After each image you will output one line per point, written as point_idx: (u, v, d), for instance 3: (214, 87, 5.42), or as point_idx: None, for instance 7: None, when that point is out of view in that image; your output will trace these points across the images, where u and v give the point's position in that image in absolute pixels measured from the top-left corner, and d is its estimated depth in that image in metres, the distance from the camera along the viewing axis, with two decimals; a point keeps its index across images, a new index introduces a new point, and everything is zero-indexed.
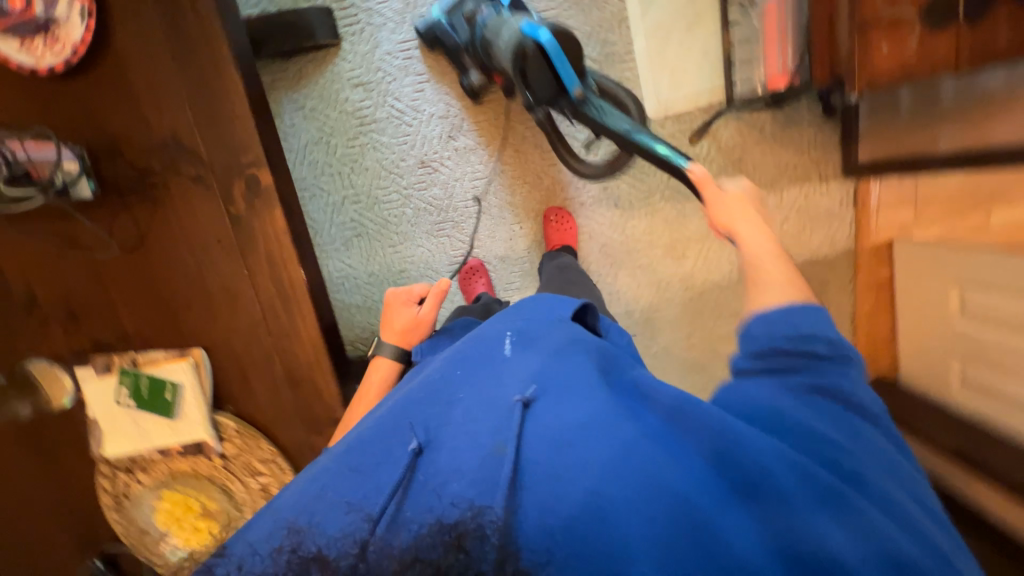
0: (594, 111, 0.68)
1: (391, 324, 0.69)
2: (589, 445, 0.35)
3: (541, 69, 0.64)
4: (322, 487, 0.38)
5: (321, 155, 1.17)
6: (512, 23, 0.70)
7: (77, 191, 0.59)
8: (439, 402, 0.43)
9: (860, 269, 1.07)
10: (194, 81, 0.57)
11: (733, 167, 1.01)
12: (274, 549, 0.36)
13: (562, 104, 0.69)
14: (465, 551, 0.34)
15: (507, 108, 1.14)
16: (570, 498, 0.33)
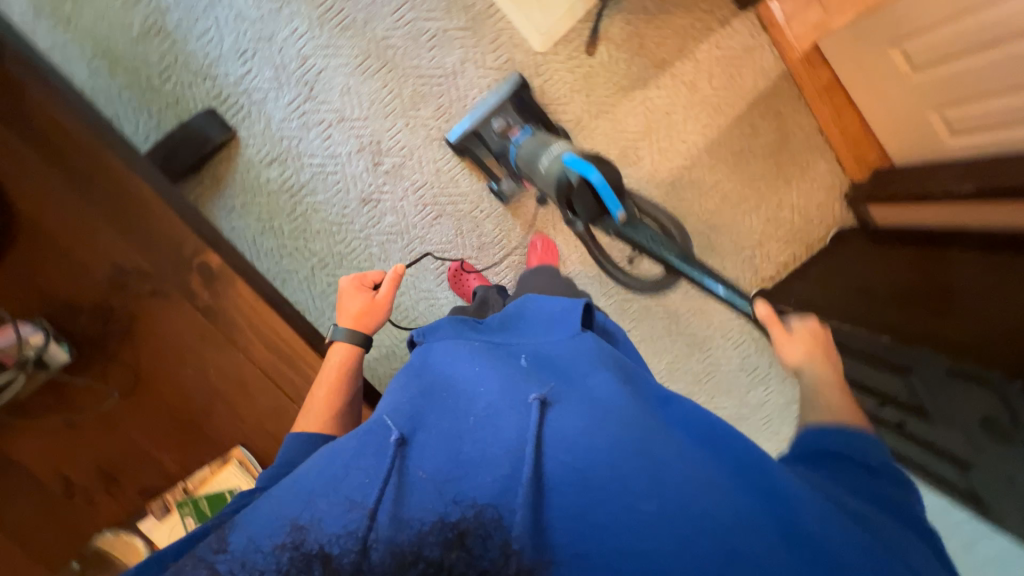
0: (629, 228, 0.89)
1: (347, 310, 0.73)
2: (592, 437, 0.49)
3: (593, 199, 0.83)
4: (345, 472, 0.51)
5: (272, 242, 1.19)
6: (555, 160, 0.89)
7: (53, 357, 0.60)
8: (460, 406, 0.57)
9: (804, 83, 1.21)
10: (108, 207, 0.62)
11: (637, 53, 1.17)
12: (277, 545, 0.46)
13: (605, 226, 0.88)
14: (466, 546, 0.42)
15: (411, 110, 1.16)
16: (572, 489, 0.45)
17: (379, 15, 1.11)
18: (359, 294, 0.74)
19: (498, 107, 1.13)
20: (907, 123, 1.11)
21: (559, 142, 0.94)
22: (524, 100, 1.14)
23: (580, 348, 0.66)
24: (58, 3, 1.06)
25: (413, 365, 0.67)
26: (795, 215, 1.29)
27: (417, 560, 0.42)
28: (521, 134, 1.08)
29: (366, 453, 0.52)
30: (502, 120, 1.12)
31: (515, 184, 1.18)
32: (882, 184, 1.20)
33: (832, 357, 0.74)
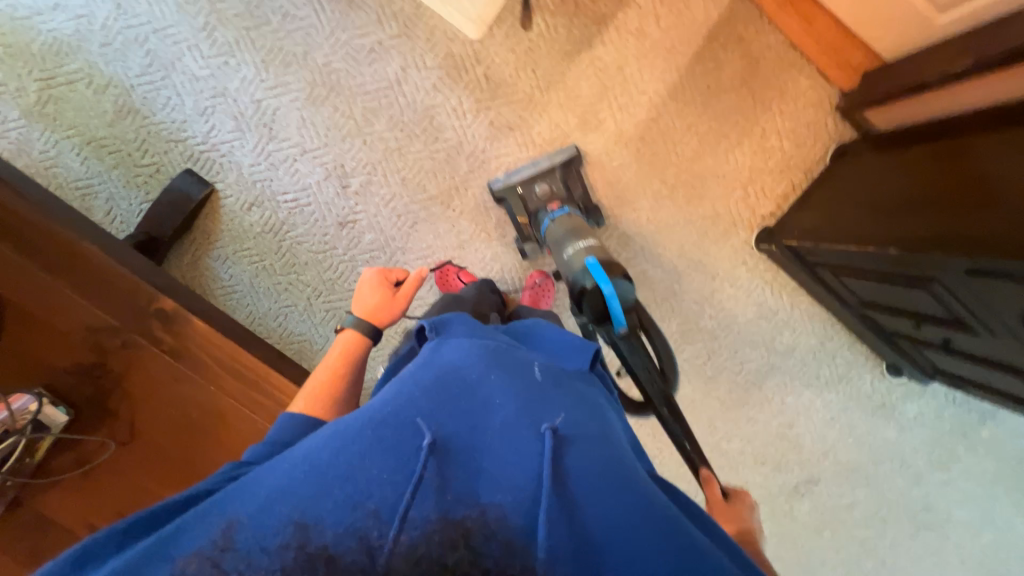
0: (627, 345, 0.91)
1: (364, 300, 0.90)
2: (606, 475, 0.53)
3: (600, 306, 0.89)
4: (360, 464, 0.49)
5: (268, 281, 1.26)
6: (578, 253, 0.94)
7: (51, 419, 0.67)
8: (483, 415, 0.57)
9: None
10: (83, 285, 0.73)
11: (576, 14, 1.13)
12: (281, 544, 0.44)
13: (604, 332, 0.92)
14: (471, 545, 0.44)
15: (363, 128, 1.19)
16: (596, 523, 0.48)
17: (317, 44, 1.15)
18: (378, 288, 0.91)
19: (545, 171, 1.16)
20: (888, 7, 0.98)
21: (591, 240, 0.98)
22: (571, 174, 1.17)
23: (585, 389, 0.71)
24: (42, 106, 1.17)
25: (424, 357, 0.65)
26: (784, 141, 1.19)
27: (421, 558, 0.43)
28: (558, 211, 1.10)
29: (387, 450, 0.51)
30: (546, 188, 1.14)
31: (538, 249, 1.21)
32: (873, 89, 1.08)
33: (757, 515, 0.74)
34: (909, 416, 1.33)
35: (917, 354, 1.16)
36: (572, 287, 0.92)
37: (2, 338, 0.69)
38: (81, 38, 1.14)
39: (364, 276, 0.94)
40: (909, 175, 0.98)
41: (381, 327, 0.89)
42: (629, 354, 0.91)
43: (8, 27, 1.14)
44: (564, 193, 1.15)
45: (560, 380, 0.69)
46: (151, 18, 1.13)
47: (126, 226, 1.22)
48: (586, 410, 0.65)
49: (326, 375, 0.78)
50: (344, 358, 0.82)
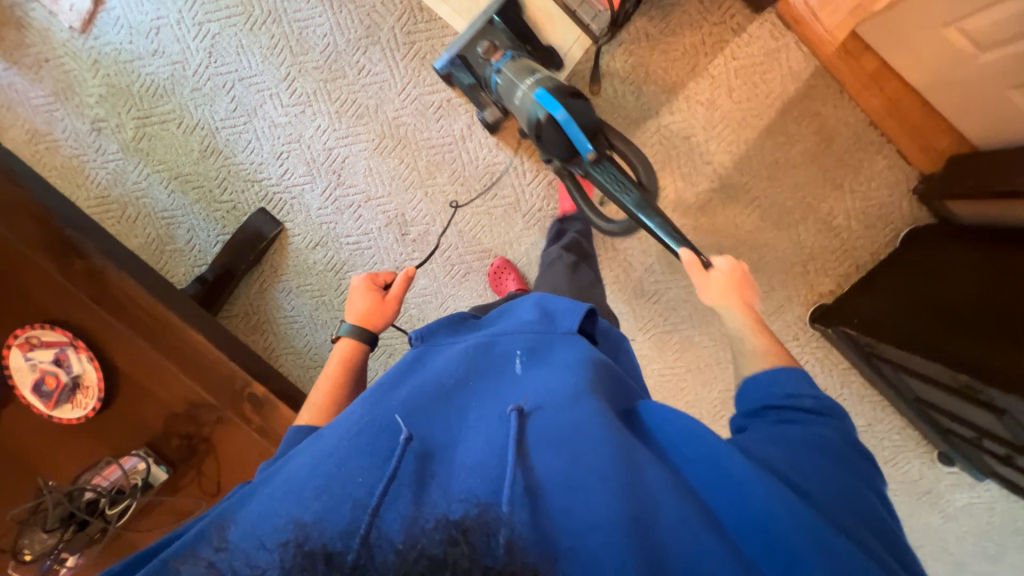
0: (602, 172, 0.88)
1: (355, 307, 0.87)
2: (579, 445, 0.47)
3: (560, 136, 0.85)
4: (340, 469, 0.46)
5: (326, 314, 1.33)
6: (528, 89, 0.88)
7: (155, 477, 0.72)
8: (459, 414, 0.55)
9: (845, 78, 1.08)
10: (173, 353, 0.71)
11: (646, 82, 1.12)
12: (280, 542, 0.40)
13: (574, 166, 0.90)
14: (471, 543, 0.37)
15: (427, 179, 1.22)
16: (564, 499, 0.43)
17: (388, 99, 1.19)
18: (368, 292, 0.88)
19: (483, 28, 1.03)
20: (985, 102, 0.94)
21: (542, 72, 0.91)
22: (508, 17, 1.04)
23: (576, 352, 0.61)
24: (137, 142, 1.27)
25: (412, 361, 0.64)
26: (852, 221, 1.15)
27: (420, 555, 0.36)
28: (502, 60, 0.99)
29: (366, 451, 0.48)
30: (486, 43, 1.00)
31: (499, 114, 1.11)
32: (957, 178, 1.03)
33: (743, 293, 0.80)
34: (957, 505, 1.28)
35: (975, 455, 1.10)
36: (529, 129, 0.88)
37: (115, 401, 0.73)
38: (174, 82, 1.22)
39: (352, 282, 0.91)
40: (953, 285, 0.98)
41: (376, 331, 0.86)
42: (604, 180, 0.87)
43: (113, 69, 1.23)
44: (507, 43, 1.03)
45: (545, 357, 0.62)
46: (238, 67, 1.20)
47: (204, 256, 1.31)
48: (572, 375, 0.56)
49: (327, 383, 0.76)
50: (342, 365, 0.79)
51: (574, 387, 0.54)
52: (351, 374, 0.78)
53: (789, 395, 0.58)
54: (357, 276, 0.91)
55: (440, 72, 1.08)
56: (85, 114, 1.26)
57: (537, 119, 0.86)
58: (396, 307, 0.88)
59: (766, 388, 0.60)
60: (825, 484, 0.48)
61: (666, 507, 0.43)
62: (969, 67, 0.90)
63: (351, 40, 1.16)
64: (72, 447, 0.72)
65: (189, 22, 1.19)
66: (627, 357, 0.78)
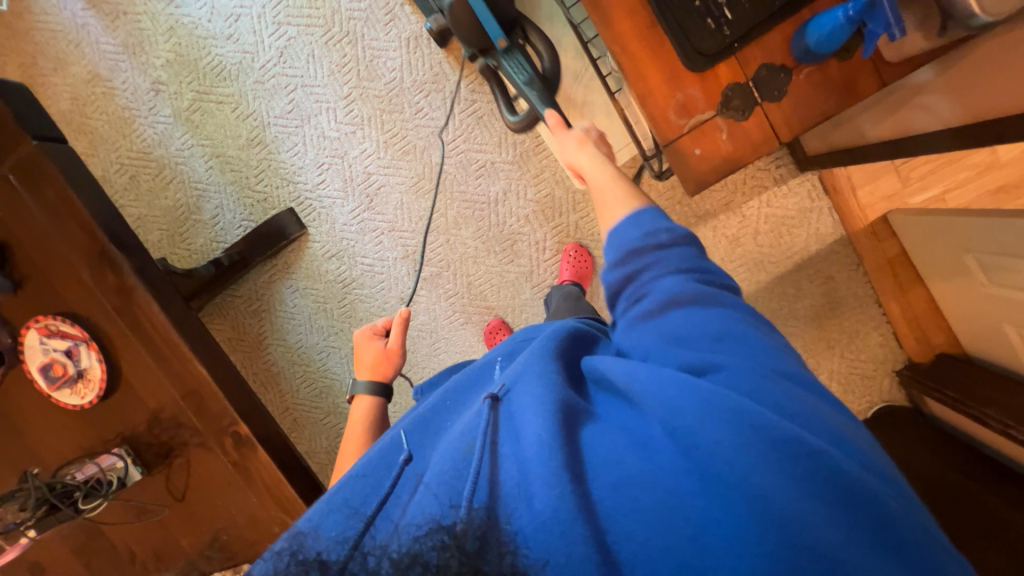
0: (510, 61, 0.98)
1: (364, 361, 0.92)
2: (524, 420, 0.49)
3: (465, 16, 0.93)
4: (340, 488, 0.56)
5: (324, 320, 1.38)
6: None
7: (129, 477, 0.77)
8: (440, 429, 0.61)
9: (865, 255, 1.12)
10: (167, 369, 0.74)
11: (680, 201, 1.16)
12: (279, 551, 0.51)
13: (489, 55, 1.01)
14: (460, 547, 0.44)
15: (452, 229, 1.26)
16: (515, 473, 0.47)
17: (436, 145, 1.22)
18: (373, 344, 0.94)
19: None
20: (986, 325, 0.98)
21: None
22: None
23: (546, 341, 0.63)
24: (189, 112, 1.30)
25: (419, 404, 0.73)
26: (833, 383, 1.19)
27: (412, 562, 0.45)
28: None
29: (366, 475, 0.57)
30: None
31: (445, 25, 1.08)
32: (939, 378, 1.07)
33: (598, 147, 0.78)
34: None
35: None
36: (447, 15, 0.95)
37: (109, 398, 0.77)
38: (240, 69, 1.26)
39: (357, 338, 0.97)
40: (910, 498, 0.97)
41: (387, 380, 0.92)
42: (508, 67, 0.98)
43: (185, 40, 1.26)
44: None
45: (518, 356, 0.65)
46: (304, 74, 1.23)
47: (224, 235, 1.35)
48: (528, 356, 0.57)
49: (354, 444, 0.83)
50: (366, 422, 0.86)
51: (528, 364, 0.55)
52: (375, 429, 0.85)
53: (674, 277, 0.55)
54: (358, 332, 0.97)
55: None
56: (148, 73, 1.30)
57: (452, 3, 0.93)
58: (402, 351, 0.93)
59: (625, 238, 0.58)
60: (742, 358, 0.47)
61: (600, 452, 0.45)
62: (978, 290, 0.95)
63: (417, 80, 1.19)
64: (66, 427, 0.77)
65: (269, 19, 1.22)
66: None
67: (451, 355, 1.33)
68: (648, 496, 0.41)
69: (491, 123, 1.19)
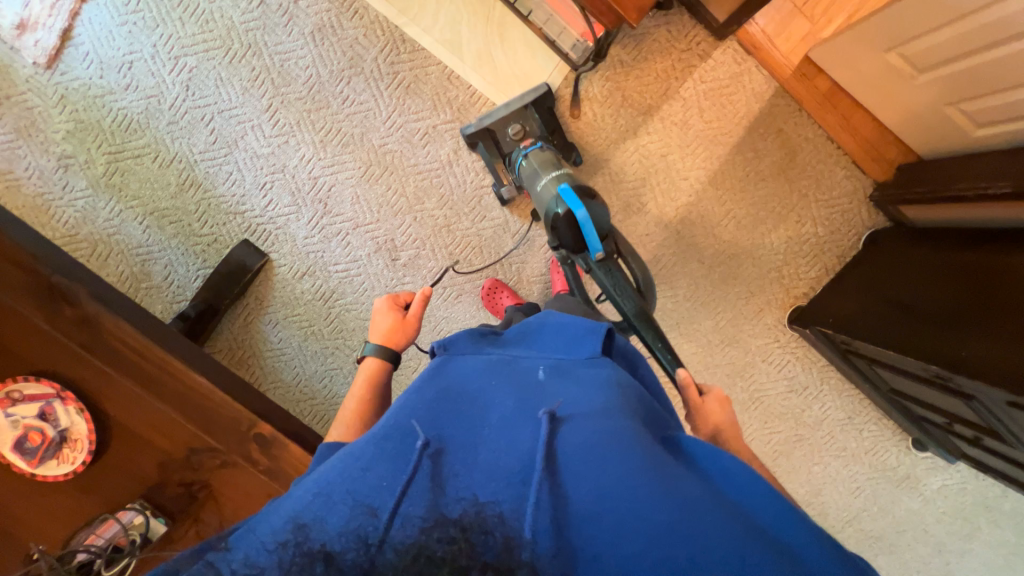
0: (603, 273, 0.89)
1: (378, 327, 0.87)
2: (608, 455, 0.47)
3: (575, 233, 0.87)
4: (363, 476, 0.48)
5: (317, 345, 1.29)
6: (550, 182, 0.93)
7: (153, 531, 0.68)
8: (481, 419, 0.56)
9: (803, 97, 1.18)
10: (168, 395, 0.69)
11: (623, 103, 1.18)
12: (280, 541, 0.43)
13: (580, 259, 0.92)
14: (468, 540, 0.41)
15: (416, 204, 1.23)
16: (588, 494, 0.44)
17: (374, 127, 1.20)
18: (389, 313, 0.89)
19: (517, 110, 1.12)
20: (925, 115, 1.04)
21: (564, 168, 0.97)
22: (545, 111, 1.14)
23: (602, 373, 0.63)
24: (108, 177, 1.22)
25: (434, 369, 0.64)
26: (819, 227, 1.23)
27: (420, 554, 0.40)
28: (531, 147, 1.06)
29: (386, 458, 0.50)
30: (519, 127, 1.10)
31: (516, 191, 1.18)
32: (909, 187, 1.12)
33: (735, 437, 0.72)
34: (933, 488, 1.33)
35: (942, 437, 1.19)
36: (545, 216, 0.92)
37: (105, 453, 0.68)
38: (149, 116, 1.20)
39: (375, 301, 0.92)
40: (926, 325, 0.98)
41: (399, 350, 0.86)
42: (603, 280, 0.88)
43: (81, 104, 1.19)
44: (537, 131, 1.12)
45: (570, 372, 0.64)
46: (217, 99, 1.19)
47: (184, 291, 1.25)
48: (599, 395, 0.58)
49: (354, 404, 0.77)
50: (368, 383, 0.80)
51: (602, 405, 0.55)
52: (377, 393, 0.79)
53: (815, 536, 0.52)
54: (381, 298, 0.92)
55: (467, 137, 1.15)
56: (50, 150, 1.20)
57: (555, 211, 0.90)
58: (417, 329, 0.88)
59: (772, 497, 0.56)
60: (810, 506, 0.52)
61: (692, 502, 0.43)
62: (908, 86, 1.01)
63: (334, 71, 1.18)
64: (56, 505, 0.66)
65: (164, 56, 1.18)
66: (648, 371, 0.77)
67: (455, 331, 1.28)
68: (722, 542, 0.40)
69: (421, 89, 1.19)
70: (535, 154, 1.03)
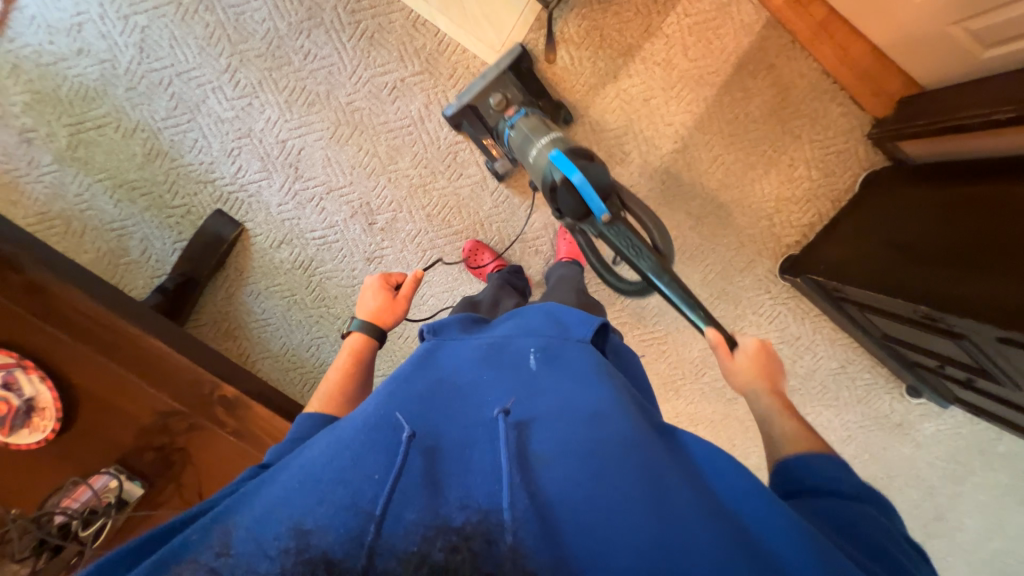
0: (616, 232, 0.84)
1: (366, 304, 0.86)
2: (594, 459, 0.46)
3: (574, 198, 0.83)
4: (353, 467, 0.45)
5: (301, 314, 1.28)
6: (543, 149, 0.88)
7: (130, 493, 0.69)
8: (473, 410, 0.54)
9: (795, 28, 1.10)
10: (133, 360, 0.69)
11: (603, 43, 1.11)
12: (281, 548, 0.40)
13: (586, 224, 0.86)
14: (471, 549, 0.39)
15: (387, 164, 1.19)
16: (571, 492, 0.44)
17: (339, 84, 1.14)
18: (380, 291, 0.87)
19: (495, 79, 1.06)
20: (927, 40, 0.97)
21: (555, 131, 0.92)
22: (523, 75, 1.08)
23: (591, 360, 0.62)
24: (73, 151, 1.18)
25: (427, 349, 0.64)
26: (812, 170, 1.17)
27: (421, 562, 0.39)
28: (515, 116, 1.00)
29: (379, 449, 0.47)
30: (499, 96, 1.02)
31: (511, 164, 1.13)
32: (903, 120, 1.07)
33: (772, 376, 0.76)
34: (926, 434, 1.32)
35: (937, 381, 1.16)
36: (543, 188, 0.87)
37: (75, 421, 0.69)
38: (106, 83, 1.15)
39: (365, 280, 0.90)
40: (916, 266, 0.94)
41: (387, 328, 0.85)
42: (619, 239, 0.84)
43: (35, 73, 1.14)
44: (520, 97, 1.05)
45: (559, 360, 0.62)
46: (174, 61, 1.13)
47: (163, 265, 1.24)
48: (586, 388, 0.56)
49: (338, 374, 0.76)
50: (352, 358, 0.79)
51: (589, 399, 0.54)
52: (360, 369, 0.78)
53: (819, 477, 0.55)
54: (371, 275, 0.90)
55: (448, 119, 1.12)
56: (10, 124, 1.15)
57: (551, 179, 0.85)
58: (406, 309, 0.87)
59: (815, 471, 0.56)
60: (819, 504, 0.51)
61: (677, 502, 0.44)
62: (909, 4, 0.93)
63: (292, 23, 1.11)
64: (34, 470, 0.67)
65: (114, 16, 1.11)
66: (638, 366, 0.76)
67: (436, 294, 1.26)
68: (703, 551, 0.40)
69: (386, 39, 1.12)
70: (522, 126, 0.97)
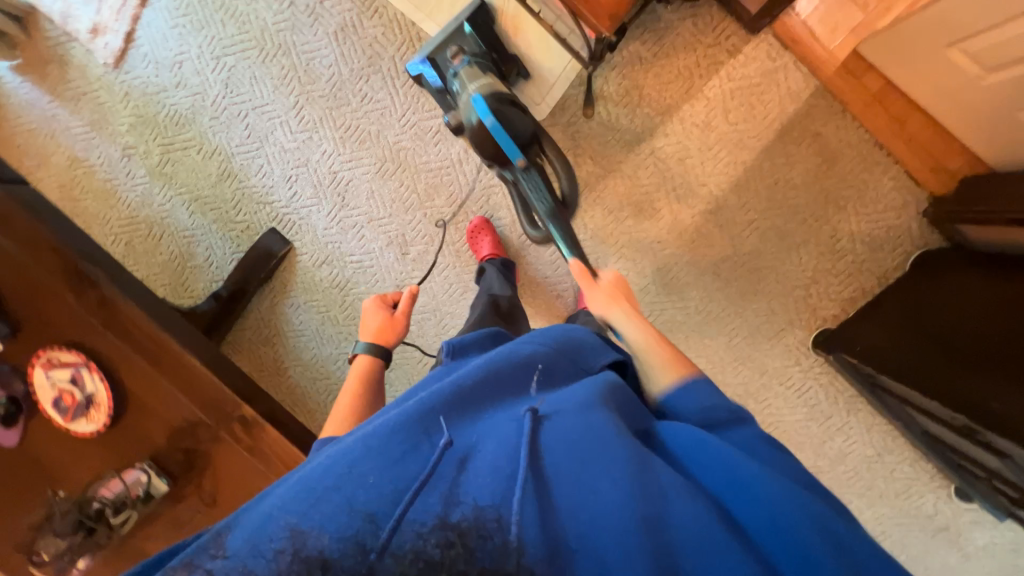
0: (529, 178, 0.87)
1: (369, 327, 0.93)
2: (593, 468, 0.45)
3: (489, 142, 0.86)
4: (351, 471, 0.44)
5: (333, 329, 1.37)
6: (470, 93, 0.89)
7: (155, 489, 0.77)
8: (471, 409, 0.52)
9: (848, 98, 1.06)
10: (174, 373, 0.79)
11: (642, 101, 1.12)
12: (277, 548, 0.40)
13: (505, 170, 0.90)
14: (467, 545, 0.40)
15: (425, 200, 1.26)
16: (571, 498, 0.43)
17: (389, 125, 1.24)
18: (378, 311, 0.95)
19: (453, 31, 0.98)
20: (996, 122, 0.91)
21: (491, 77, 0.92)
22: (480, 23, 0.98)
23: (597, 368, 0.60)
24: (161, 167, 1.35)
25: (440, 372, 0.67)
26: (857, 243, 1.11)
27: (417, 557, 0.39)
28: (461, 66, 0.95)
29: (378, 453, 0.45)
30: (453, 47, 0.96)
31: None
32: (968, 201, 0.98)
33: (628, 303, 0.83)
34: (977, 543, 1.18)
35: (988, 492, 1.04)
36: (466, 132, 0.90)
37: (122, 419, 0.79)
38: (194, 111, 1.31)
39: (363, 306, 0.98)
40: (956, 372, 0.87)
41: (390, 346, 0.92)
42: (530, 185, 0.87)
43: (141, 100, 1.33)
44: (475, 50, 0.98)
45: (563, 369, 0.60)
46: (252, 96, 1.28)
47: (221, 272, 1.38)
48: (590, 390, 0.54)
49: (348, 399, 0.81)
50: (360, 381, 0.84)
51: (591, 399, 0.52)
52: (367, 389, 0.83)
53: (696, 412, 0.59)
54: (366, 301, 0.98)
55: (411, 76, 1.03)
56: (117, 141, 1.35)
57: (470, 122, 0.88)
58: (405, 323, 0.94)
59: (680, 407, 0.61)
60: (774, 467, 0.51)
61: (674, 510, 0.43)
62: (976, 87, 0.88)
63: (354, 69, 1.22)
64: (86, 457, 0.78)
65: (208, 56, 1.28)
66: None
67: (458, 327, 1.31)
68: (691, 551, 0.41)
69: None
70: (455, 79, 0.94)
